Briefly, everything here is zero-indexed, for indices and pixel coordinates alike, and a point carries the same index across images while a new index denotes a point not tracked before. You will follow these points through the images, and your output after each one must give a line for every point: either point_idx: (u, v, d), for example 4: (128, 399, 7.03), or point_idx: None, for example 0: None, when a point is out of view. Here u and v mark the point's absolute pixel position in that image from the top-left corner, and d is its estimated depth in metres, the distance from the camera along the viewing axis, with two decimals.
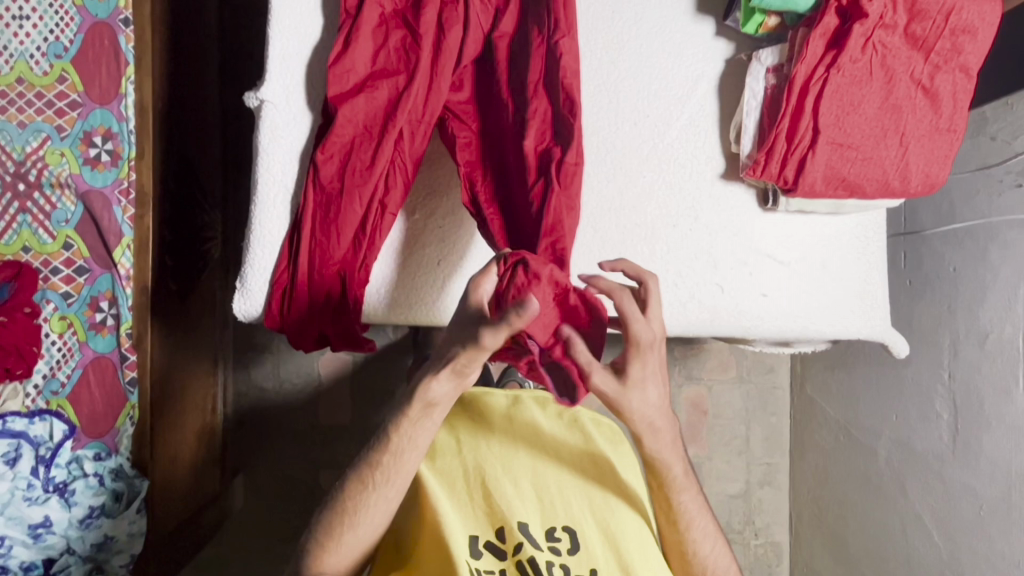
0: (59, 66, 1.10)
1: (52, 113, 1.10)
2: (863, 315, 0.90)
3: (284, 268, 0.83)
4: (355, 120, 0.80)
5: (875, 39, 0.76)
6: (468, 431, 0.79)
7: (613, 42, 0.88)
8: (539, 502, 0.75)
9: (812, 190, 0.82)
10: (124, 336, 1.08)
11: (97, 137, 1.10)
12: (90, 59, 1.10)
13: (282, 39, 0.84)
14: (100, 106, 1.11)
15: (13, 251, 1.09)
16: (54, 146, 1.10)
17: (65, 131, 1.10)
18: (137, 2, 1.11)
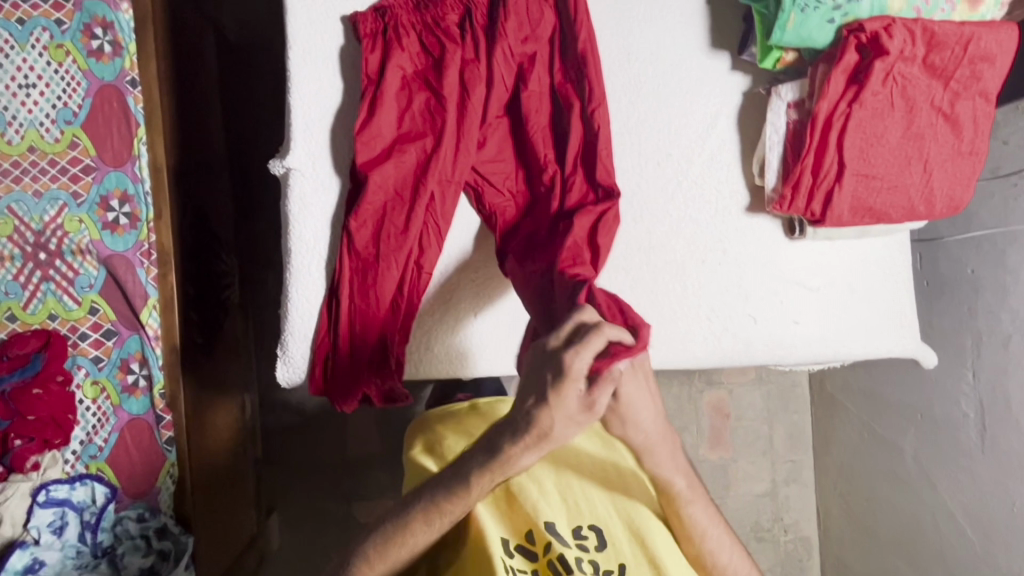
0: (70, 132, 1.05)
1: (67, 179, 1.05)
2: (893, 334, 0.93)
3: (325, 335, 0.83)
4: (387, 185, 0.81)
5: (896, 72, 0.76)
6: None
7: (632, 83, 0.89)
8: (563, 501, 0.70)
9: (840, 221, 0.83)
10: (157, 397, 1.05)
11: (114, 200, 1.06)
12: (100, 122, 1.05)
13: (305, 106, 0.84)
14: (114, 168, 1.06)
15: (39, 322, 1.06)
16: (72, 212, 1.05)
17: (81, 196, 1.06)
18: (143, 61, 1.05)
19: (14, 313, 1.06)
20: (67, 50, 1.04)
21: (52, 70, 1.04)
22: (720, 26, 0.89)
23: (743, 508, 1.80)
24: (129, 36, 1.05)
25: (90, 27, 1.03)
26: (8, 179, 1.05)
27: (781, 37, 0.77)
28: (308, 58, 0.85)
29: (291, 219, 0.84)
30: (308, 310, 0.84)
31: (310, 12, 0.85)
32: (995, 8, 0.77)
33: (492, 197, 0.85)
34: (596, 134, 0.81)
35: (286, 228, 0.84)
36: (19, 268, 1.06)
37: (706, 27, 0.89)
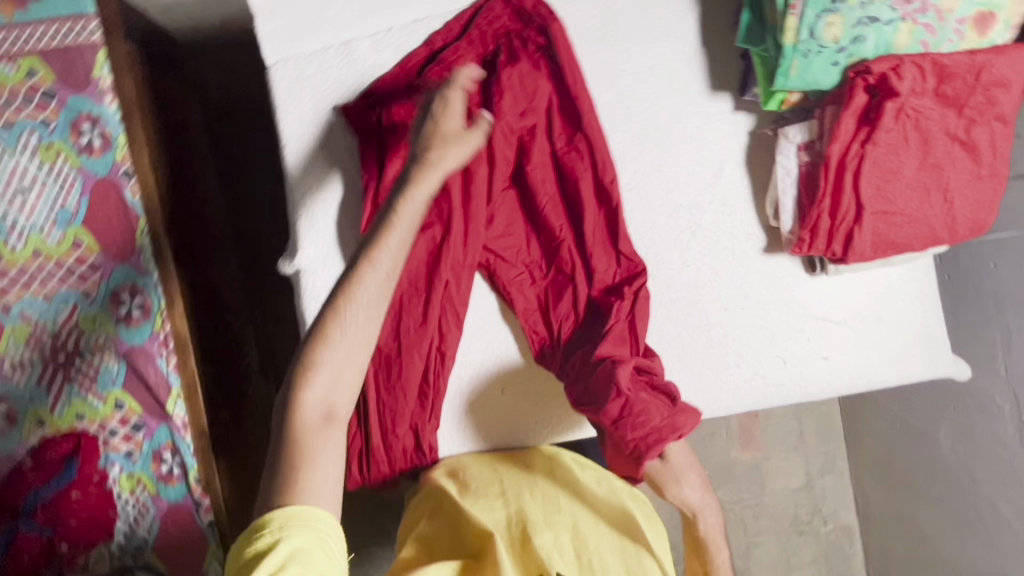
0: (72, 231, 0.96)
1: (75, 280, 0.96)
2: (925, 357, 0.91)
3: (356, 431, 0.83)
4: (404, 278, 0.82)
5: (908, 108, 0.74)
6: (513, 480, 0.78)
7: (634, 137, 0.87)
8: (577, 557, 0.70)
9: (863, 259, 0.81)
10: (195, 483, 0.99)
11: (125, 294, 0.97)
12: (101, 219, 0.97)
13: (308, 204, 0.83)
14: (120, 263, 0.98)
15: (68, 424, 0.96)
16: (86, 311, 0.97)
17: (92, 293, 0.97)
18: (136, 150, 0.97)
19: (43, 417, 0.95)
20: (58, 150, 0.96)
21: (44, 172, 0.95)
22: (719, 68, 0.87)
23: (781, 504, 1.80)
24: (117, 127, 0.97)
25: (76, 122, 0.96)
26: (16, 287, 0.95)
27: (785, 84, 0.75)
28: (304, 154, 0.83)
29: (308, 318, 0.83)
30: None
31: (301, 108, 0.83)
32: (1004, 30, 0.74)
33: (507, 273, 0.84)
34: (613, 207, 0.83)
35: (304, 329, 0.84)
36: (42, 371, 0.95)
37: (704, 70, 0.87)
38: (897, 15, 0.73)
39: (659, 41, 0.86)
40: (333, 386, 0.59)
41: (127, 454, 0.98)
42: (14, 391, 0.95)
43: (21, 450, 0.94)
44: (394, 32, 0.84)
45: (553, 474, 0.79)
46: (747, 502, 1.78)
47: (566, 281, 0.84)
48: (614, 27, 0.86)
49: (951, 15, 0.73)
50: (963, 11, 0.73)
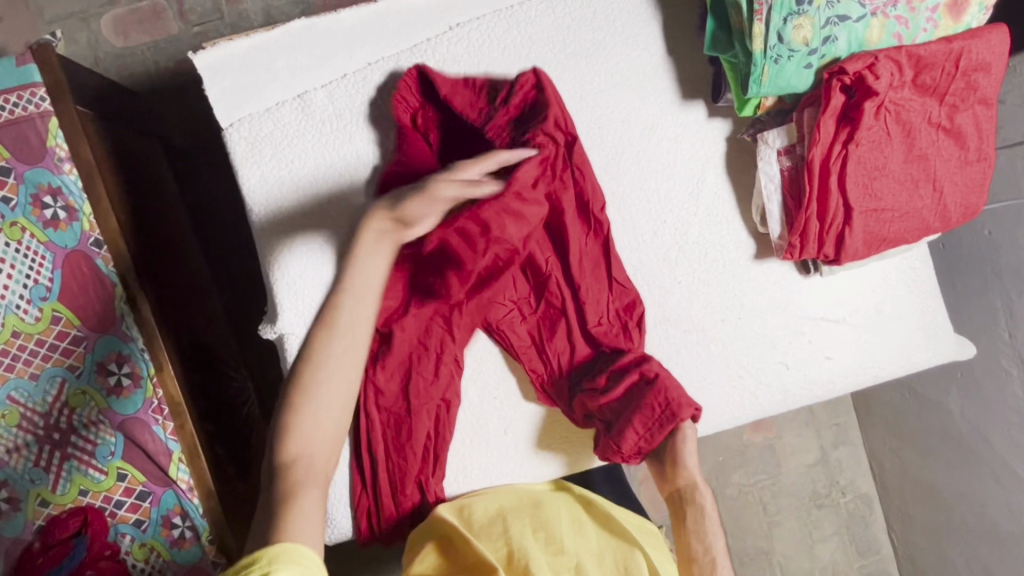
0: (49, 307, 0.93)
1: (60, 355, 0.93)
2: (929, 345, 0.89)
3: (363, 492, 0.82)
4: (408, 337, 0.82)
5: (887, 103, 0.72)
6: (515, 515, 0.79)
7: (610, 158, 0.84)
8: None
9: (856, 258, 0.78)
10: (209, 546, 0.96)
11: (111, 364, 0.94)
12: (78, 292, 0.94)
13: (283, 265, 0.80)
14: (102, 333, 0.95)
15: (72, 500, 0.93)
16: (74, 385, 0.93)
17: (78, 367, 0.94)
18: (103, 218, 0.94)
19: (46, 498, 0.92)
20: (22, 227, 0.92)
21: (11, 251, 0.91)
22: (688, 76, 0.84)
23: (798, 481, 1.79)
24: (81, 196, 0.94)
25: (37, 197, 0.92)
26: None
27: (759, 91, 0.72)
28: (271, 216, 0.80)
29: None
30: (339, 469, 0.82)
31: (261, 167, 0.80)
32: (979, 14, 0.74)
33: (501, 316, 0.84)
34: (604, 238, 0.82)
35: None
36: (38, 452, 0.92)
37: (673, 80, 0.84)
38: (867, 11, 0.71)
39: (624, 55, 0.83)
40: (310, 440, 0.65)
41: (136, 524, 0.95)
42: (13, 475, 0.91)
43: (28, 533, 0.91)
44: (349, 79, 0.81)
45: (557, 511, 0.81)
46: (764, 483, 1.77)
47: (561, 313, 0.85)
48: (576, 46, 0.83)
49: (922, 5, 0.71)
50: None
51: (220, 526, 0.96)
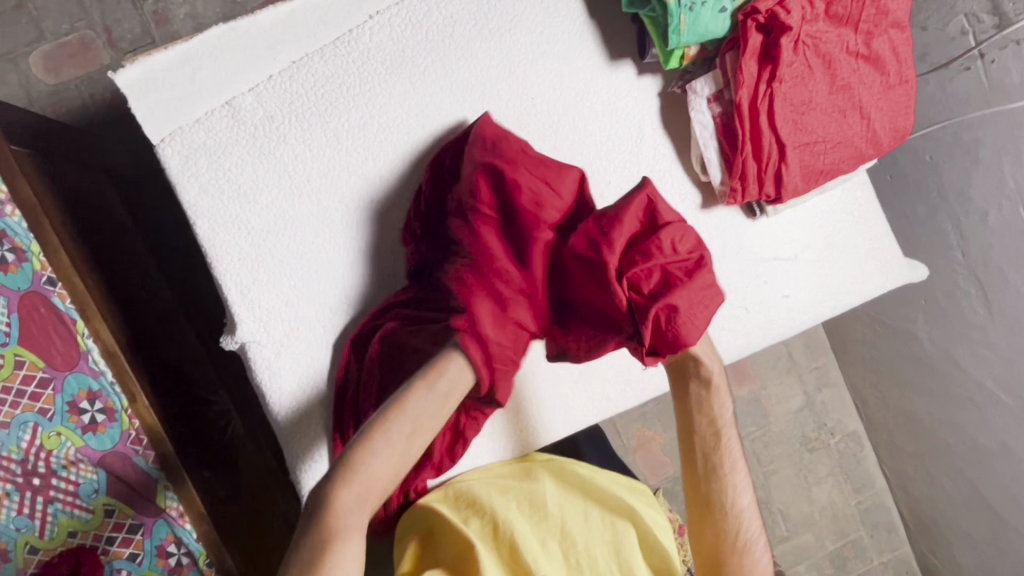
0: (9, 352, 0.89)
1: (29, 400, 0.89)
2: (880, 270, 0.92)
3: None
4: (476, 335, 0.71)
5: (804, 37, 0.74)
6: (498, 488, 0.81)
7: (548, 127, 0.85)
8: (566, 559, 0.74)
9: (797, 193, 0.80)
10: (207, 568, 0.98)
11: (83, 402, 0.93)
12: (38, 332, 0.91)
13: (234, 275, 0.80)
14: (70, 371, 0.92)
15: (61, 544, 0.90)
16: (47, 428, 0.90)
17: (49, 410, 0.90)
18: (52, 256, 0.93)
19: (35, 544, 0.89)
20: None
21: None
22: (613, 36, 0.85)
23: (788, 428, 1.82)
24: (28, 237, 0.92)
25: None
26: None
27: (680, 41, 0.73)
28: (217, 227, 0.80)
29: (277, 396, 0.82)
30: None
31: (200, 180, 0.79)
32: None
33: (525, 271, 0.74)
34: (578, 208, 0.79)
35: (270, 407, 0.82)
36: (19, 501, 0.88)
37: (599, 42, 0.85)
38: None
39: (548, 24, 0.84)
40: (367, 489, 0.54)
41: (131, 558, 0.94)
42: None
43: None
44: (276, 80, 0.80)
45: (541, 478, 0.83)
46: (756, 435, 1.79)
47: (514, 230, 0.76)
48: (498, 20, 0.83)
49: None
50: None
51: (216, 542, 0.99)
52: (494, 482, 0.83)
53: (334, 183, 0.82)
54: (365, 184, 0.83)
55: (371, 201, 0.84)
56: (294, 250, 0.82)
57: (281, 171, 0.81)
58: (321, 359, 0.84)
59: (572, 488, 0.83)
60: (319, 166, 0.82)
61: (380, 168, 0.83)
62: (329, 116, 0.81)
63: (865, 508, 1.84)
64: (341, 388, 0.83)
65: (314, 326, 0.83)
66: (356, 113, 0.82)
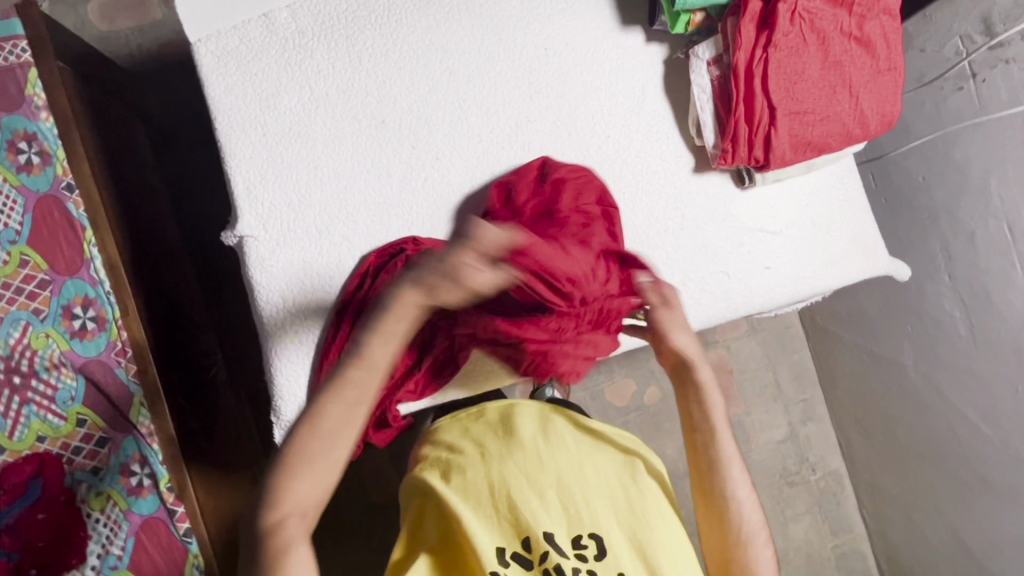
0: (16, 251, 0.96)
1: (24, 298, 0.95)
2: (863, 256, 0.95)
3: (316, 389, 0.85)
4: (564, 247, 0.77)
5: (800, 10, 0.80)
6: (495, 448, 0.81)
7: (557, 78, 0.90)
8: (566, 509, 0.76)
9: (784, 161, 0.84)
10: (167, 491, 0.98)
11: (77, 308, 0.98)
12: (48, 236, 0.98)
13: (242, 171, 0.85)
14: (70, 276, 0.98)
15: (28, 447, 0.94)
16: (37, 329, 0.96)
17: (43, 312, 0.96)
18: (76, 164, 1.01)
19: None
20: None
21: None
22: (626, 4, 0.91)
23: (768, 457, 1.80)
24: (55, 143, 1.00)
25: (13, 142, 0.97)
26: None
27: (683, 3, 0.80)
28: (236, 123, 0.85)
29: (265, 291, 0.84)
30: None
31: (227, 79, 0.85)
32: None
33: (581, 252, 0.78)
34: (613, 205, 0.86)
35: (258, 307, 0.85)
36: None
37: (613, 8, 0.91)
38: None
39: None
40: (305, 469, 0.57)
41: (94, 472, 0.96)
42: None
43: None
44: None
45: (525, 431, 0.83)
46: None
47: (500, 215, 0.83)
48: None
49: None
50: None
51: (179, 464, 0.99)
52: (478, 435, 0.83)
53: (350, 99, 0.87)
54: (380, 105, 0.88)
55: (382, 121, 0.88)
56: (303, 156, 0.86)
57: (301, 80, 0.86)
58: (314, 274, 0.86)
59: (560, 437, 0.83)
60: (339, 81, 0.87)
61: (395, 91, 0.88)
62: (354, 39, 0.87)
63: (840, 552, 1.80)
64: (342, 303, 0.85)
65: (311, 233, 0.86)
66: (381, 40, 0.87)
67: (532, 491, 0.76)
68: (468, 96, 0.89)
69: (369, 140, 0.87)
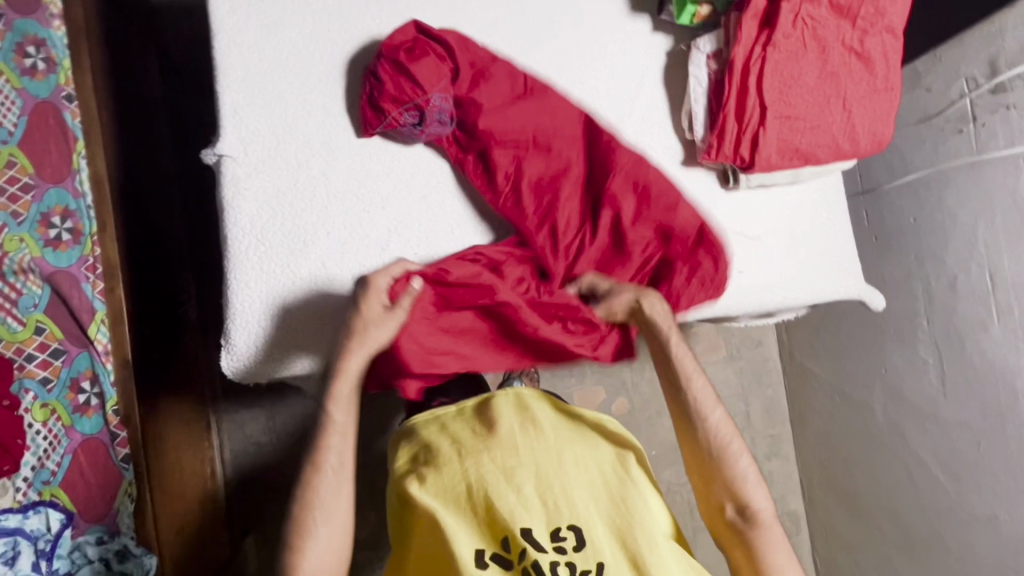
0: (6, 151, 1.04)
1: (5, 200, 1.03)
2: (838, 277, 0.94)
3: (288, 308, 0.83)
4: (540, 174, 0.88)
5: (804, 14, 0.81)
6: (471, 437, 0.74)
7: (559, 51, 0.91)
8: (544, 502, 0.68)
9: (769, 163, 0.84)
10: (112, 414, 1.06)
11: (55, 218, 1.05)
12: (37, 140, 1.06)
13: (232, 92, 0.85)
14: (53, 185, 1.06)
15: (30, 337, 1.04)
16: (12, 233, 1.03)
17: (20, 216, 1.04)
18: (79, 78, 1.08)
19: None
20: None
21: None
22: None
23: None
24: (62, 52, 1.08)
25: (23, 47, 1.05)
26: None
27: None
28: (234, 45, 0.85)
29: (232, 202, 0.84)
30: (292, 334, 0.84)
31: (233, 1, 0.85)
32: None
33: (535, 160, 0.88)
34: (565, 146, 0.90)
35: (226, 229, 0.83)
36: None
37: None
38: None
39: None
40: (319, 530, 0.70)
41: (42, 382, 1.03)
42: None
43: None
44: None
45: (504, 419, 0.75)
46: None
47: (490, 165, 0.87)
48: None
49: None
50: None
51: (128, 395, 1.07)
52: (458, 430, 0.76)
53: (349, 42, 0.88)
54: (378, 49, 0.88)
55: None
56: (295, 89, 0.86)
57: (304, 13, 0.87)
58: (287, 203, 0.85)
59: (539, 423, 0.74)
60: (341, 23, 0.88)
61: None
62: None
63: None
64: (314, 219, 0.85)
65: (291, 163, 0.85)
66: None
67: (506, 481, 0.69)
68: None
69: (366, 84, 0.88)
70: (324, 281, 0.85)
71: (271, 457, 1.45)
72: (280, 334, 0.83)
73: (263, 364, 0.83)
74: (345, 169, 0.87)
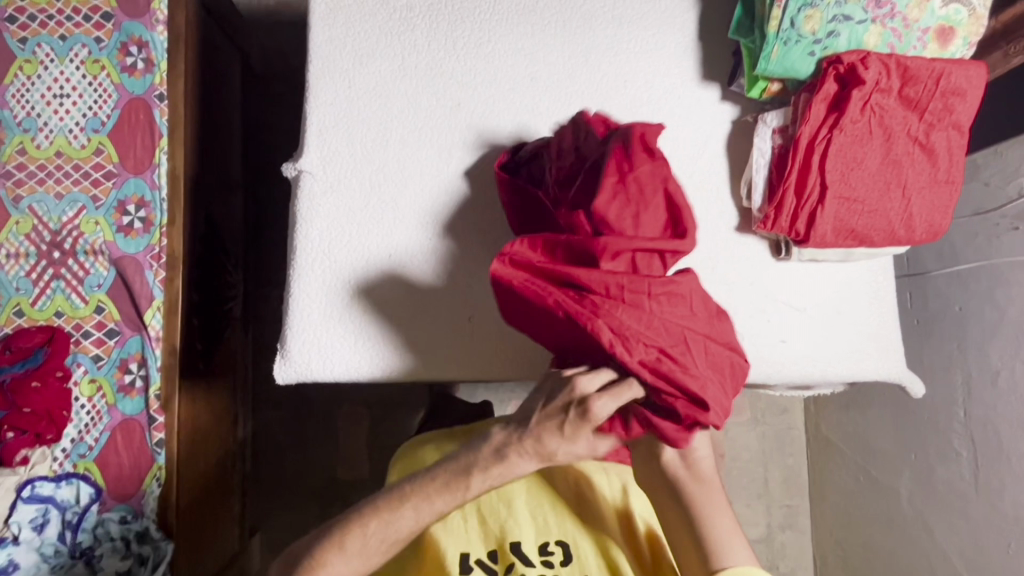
0: (96, 139, 1.12)
1: (88, 184, 1.11)
2: (881, 359, 0.94)
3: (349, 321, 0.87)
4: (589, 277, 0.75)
5: (872, 102, 0.84)
6: None
7: (628, 109, 0.95)
8: (534, 516, 0.84)
9: (823, 241, 0.87)
10: (153, 398, 1.07)
11: (131, 205, 1.11)
12: (126, 132, 1.12)
13: (319, 114, 0.91)
14: (134, 175, 1.12)
15: (89, 315, 1.09)
16: (89, 215, 1.11)
17: (100, 201, 1.11)
18: (172, 79, 1.13)
19: (22, 308, 1.08)
20: (102, 66, 1.12)
21: (86, 82, 1.12)
22: (710, 59, 0.96)
23: None
24: (161, 55, 1.14)
25: (127, 45, 1.12)
26: (33, 181, 1.10)
27: (767, 68, 0.84)
28: (327, 71, 0.91)
29: (306, 215, 0.88)
30: (344, 347, 0.87)
31: (331, 31, 0.92)
32: (963, 47, 0.87)
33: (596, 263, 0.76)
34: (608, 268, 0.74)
35: (294, 238, 0.88)
36: (32, 266, 1.09)
37: (697, 61, 0.96)
38: (868, 17, 0.83)
39: (661, 29, 0.96)
40: (421, 517, 0.69)
41: (94, 359, 1.09)
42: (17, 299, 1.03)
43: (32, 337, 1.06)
44: None
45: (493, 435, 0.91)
46: None
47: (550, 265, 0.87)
48: (622, 10, 0.96)
49: (916, 23, 0.84)
50: (927, 22, 0.84)
51: (172, 379, 1.09)
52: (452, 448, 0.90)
53: (434, 78, 0.93)
54: (460, 87, 0.93)
55: (457, 103, 0.93)
56: (375, 118, 0.92)
57: (396, 49, 0.93)
58: (357, 222, 0.89)
59: None
60: (425, 62, 0.93)
61: (477, 82, 0.94)
62: (455, 25, 0.94)
63: None
64: (381, 240, 0.89)
65: (363, 185, 0.90)
66: (478, 33, 0.94)
67: (498, 499, 0.84)
68: (541, 100, 0.94)
69: (441, 118, 0.93)
70: (380, 300, 0.88)
71: (286, 455, 1.49)
72: (361, 361, 0.87)
73: (312, 374, 0.86)
74: (413, 196, 0.91)
